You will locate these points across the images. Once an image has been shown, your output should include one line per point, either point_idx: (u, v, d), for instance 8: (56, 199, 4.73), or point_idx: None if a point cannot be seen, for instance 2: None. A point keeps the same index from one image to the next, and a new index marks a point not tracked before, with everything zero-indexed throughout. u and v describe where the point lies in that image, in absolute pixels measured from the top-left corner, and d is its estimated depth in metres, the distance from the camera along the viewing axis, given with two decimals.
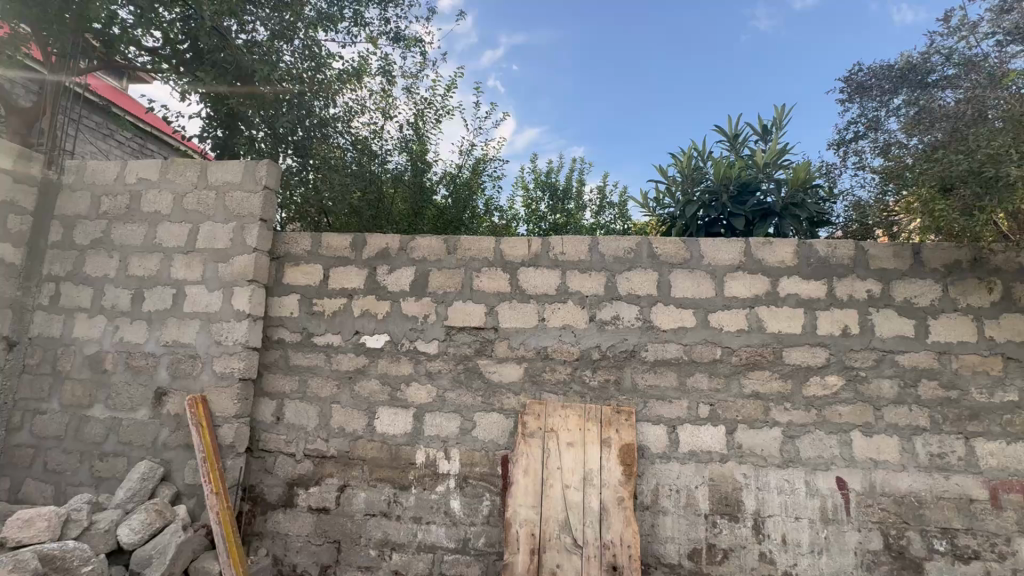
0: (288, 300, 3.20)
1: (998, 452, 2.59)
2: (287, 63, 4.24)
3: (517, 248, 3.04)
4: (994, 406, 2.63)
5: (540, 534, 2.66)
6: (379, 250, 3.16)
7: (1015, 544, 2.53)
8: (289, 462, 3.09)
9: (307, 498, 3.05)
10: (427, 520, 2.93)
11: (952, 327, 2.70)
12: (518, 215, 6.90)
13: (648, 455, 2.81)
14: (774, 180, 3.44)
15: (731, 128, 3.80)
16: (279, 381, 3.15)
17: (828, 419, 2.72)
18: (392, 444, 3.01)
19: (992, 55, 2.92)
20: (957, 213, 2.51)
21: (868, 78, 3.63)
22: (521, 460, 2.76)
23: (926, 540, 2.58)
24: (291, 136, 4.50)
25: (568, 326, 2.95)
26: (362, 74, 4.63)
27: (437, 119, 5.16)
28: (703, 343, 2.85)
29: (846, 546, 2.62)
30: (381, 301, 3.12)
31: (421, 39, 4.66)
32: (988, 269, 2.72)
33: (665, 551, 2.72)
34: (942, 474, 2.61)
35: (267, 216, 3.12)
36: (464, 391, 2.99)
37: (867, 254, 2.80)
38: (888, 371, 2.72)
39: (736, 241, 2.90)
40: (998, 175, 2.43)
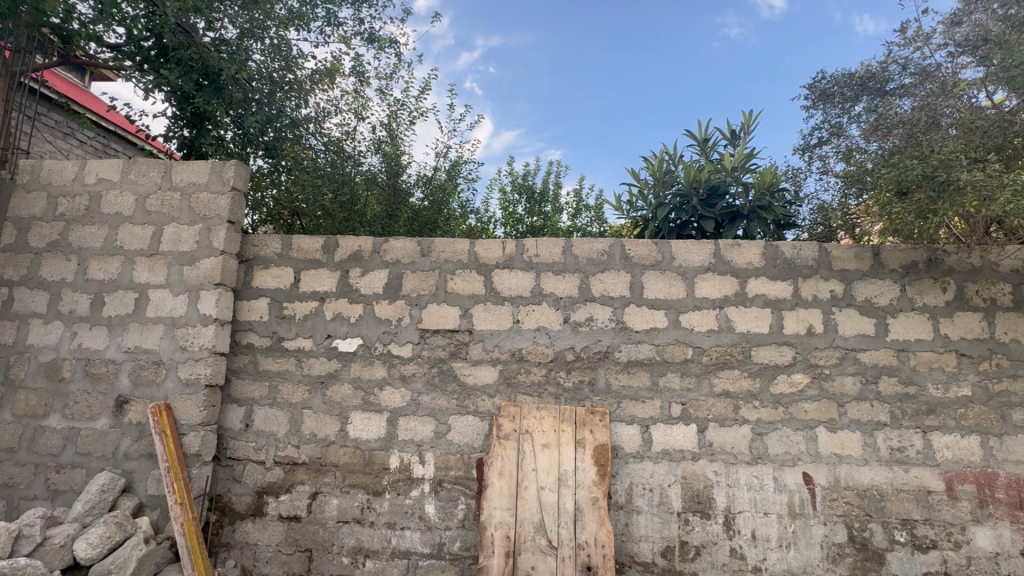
0: (257, 304, 3.13)
1: (953, 445, 2.71)
2: (257, 62, 4.10)
3: (491, 251, 3.04)
4: (949, 401, 2.75)
5: (515, 536, 2.66)
6: (352, 252, 3.12)
7: (969, 533, 2.65)
8: (259, 470, 3.02)
9: (277, 507, 2.98)
10: (401, 525, 2.90)
11: (910, 326, 2.81)
12: (494, 218, 6.91)
13: (622, 455, 2.84)
14: (742, 183, 3.53)
15: (701, 132, 3.89)
16: (248, 387, 3.07)
17: (795, 416, 2.80)
18: (365, 449, 2.97)
19: (944, 66, 3.07)
20: (912, 215, 2.65)
21: (831, 85, 3.68)
22: (497, 463, 2.75)
23: (887, 531, 2.68)
24: (261, 137, 4.24)
25: (543, 327, 2.97)
26: (335, 74, 4.57)
27: (411, 120, 5.14)
28: (674, 343, 2.90)
29: (812, 540, 2.70)
30: (354, 305, 3.08)
31: (395, 40, 4.63)
32: (943, 270, 2.85)
33: (639, 550, 2.75)
34: (902, 468, 2.72)
35: (235, 218, 3.05)
36: (439, 394, 2.98)
37: (830, 256, 2.90)
38: (850, 368, 2.81)
39: (706, 244, 2.96)
40: (949, 179, 2.55)
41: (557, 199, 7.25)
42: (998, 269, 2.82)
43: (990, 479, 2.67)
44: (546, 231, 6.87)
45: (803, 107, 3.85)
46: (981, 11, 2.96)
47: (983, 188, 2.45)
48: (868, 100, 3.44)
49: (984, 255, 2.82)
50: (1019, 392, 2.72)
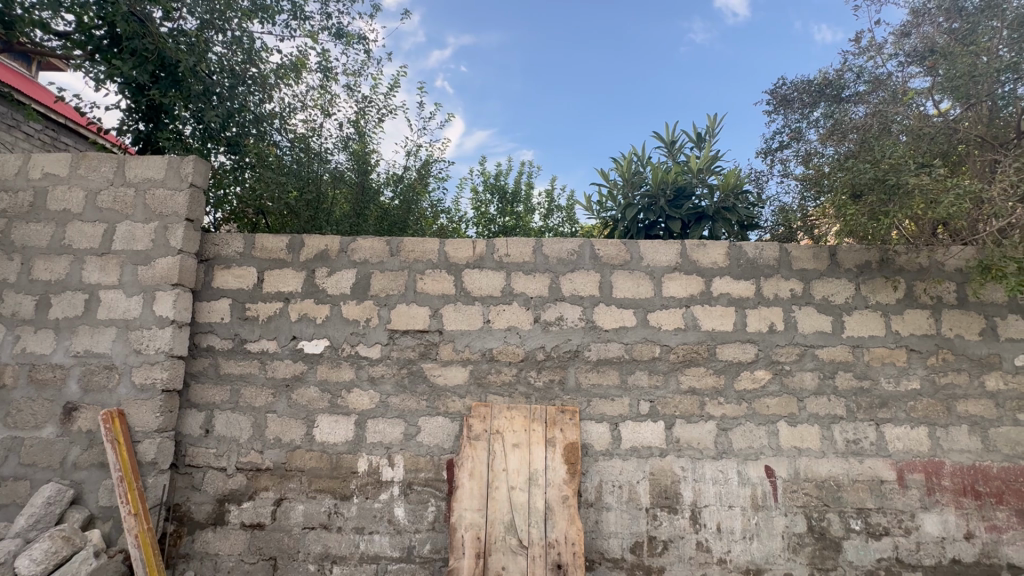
0: (217, 305, 3.02)
1: (903, 436, 2.85)
2: (218, 55, 3.93)
3: (461, 250, 3.03)
4: (901, 394, 2.89)
5: (485, 536, 2.65)
6: (318, 252, 3.05)
7: (918, 519, 2.79)
8: (220, 477, 2.91)
9: (239, 515, 2.89)
10: (370, 530, 2.85)
11: (864, 323, 2.94)
12: (466, 218, 6.89)
13: (592, 453, 2.87)
14: (707, 185, 3.62)
15: (668, 134, 3.98)
16: (208, 392, 2.96)
17: (757, 411, 2.89)
18: (332, 453, 2.91)
19: (895, 75, 3.25)
20: (866, 218, 2.78)
21: (791, 91, 3.76)
22: (467, 463, 2.74)
23: (843, 520, 2.79)
24: (223, 132, 4.09)
25: (513, 327, 2.97)
26: (301, 69, 4.44)
27: (380, 118, 5.06)
28: (642, 342, 2.95)
29: (774, 531, 2.79)
30: (320, 305, 3.01)
31: (363, 36, 4.54)
32: (894, 269, 2.99)
33: (609, 546, 2.78)
34: (857, 459, 2.84)
35: (194, 216, 2.94)
36: (408, 395, 2.94)
37: (790, 256, 3.00)
38: (809, 364, 2.92)
39: (673, 244, 3.02)
40: (898, 184, 2.69)
41: (530, 199, 7.26)
42: (943, 269, 2.98)
43: (937, 468, 2.82)
44: (518, 232, 6.87)
45: (765, 112, 3.92)
46: (929, 24, 3.14)
47: (929, 192, 2.60)
48: (825, 106, 3.57)
49: (931, 255, 2.98)
50: (962, 384, 2.89)
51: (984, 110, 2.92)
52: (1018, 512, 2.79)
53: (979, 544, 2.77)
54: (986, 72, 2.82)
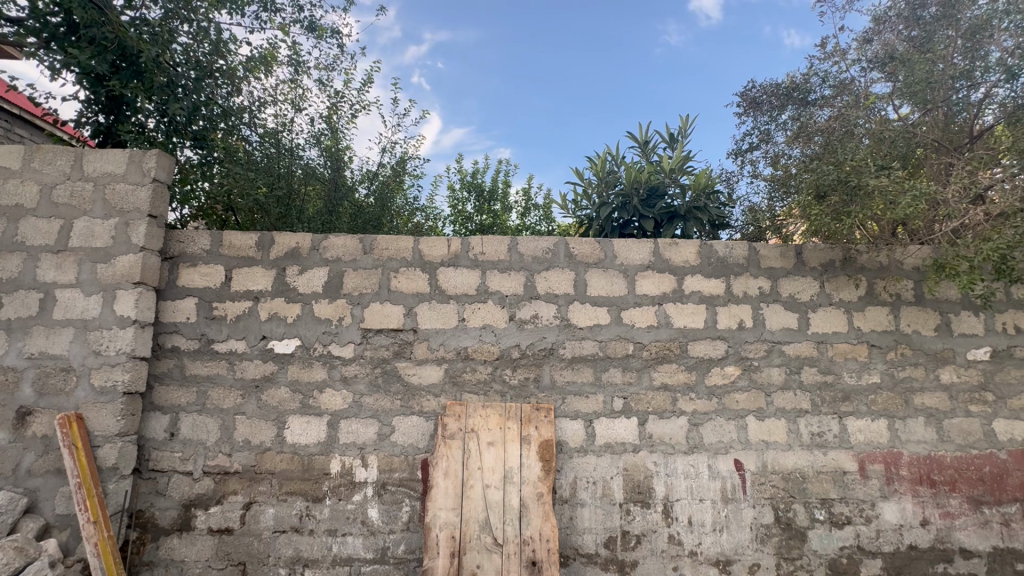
0: (182, 304, 2.93)
1: (864, 428, 2.96)
2: (183, 45, 3.75)
3: (436, 248, 3.00)
4: (862, 388, 3.00)
5: (460, 535, 2.64)
6: (289, 250, 2.99)
7: (878, 508, 2.90)
8: (186, 482, 2.83)
9: (206, 520, 2.81)
10: (343, 532, 2.81)
11: (828, 320, 3.04)
12: (443, 215, 6.85)
13: (566, 450, 2.89)
14: (679, 185, 3.69)
15: (641, 135, 4.05)
16: (172, 394, 2.87)
17: (727, 406, 2.96)
18: (304, 455, 2.86)
19: (858, 80, 3.38)
20: (829, 218, 2.88)
21: (760, 94, 3.85)
22: (442, 463, 2.72)
23: (808, 510, 2.89)
24: (189, 126, 3.86)
25: (489, 325, 2.97)
26: (271, 62, 4.32)
27: (352, 113, 4.98)
28: (616, 339, 2.98)
29: (742, 522, 2.87)
30: (291, 304, 2.95)
31: (336, 30, 4.46)
32: (856, 268, 3.10)
33: (583, 542, 2.81)
34: (821, 451, 2.94)
35: (157, 212, 2.84)
36: (382, 395, 2.91)
37: (759, 255, 3.08)
38: (776, 360, 3.01)
39: (646, 242, 3.06)
40: (860, 185, 2.79)
41: (507, 197, 7.25)
42: (902, 267, 3.11)
43: (895, 458, 2.94)
44: (495, 230, 6.85)
45: (735, 114, 4.01)
46: (889, 31, 3.29)
47: (888, 194, 2.70)
48: (793, 110, 3.67)
49: (890, 254, 3.10)
50: (919, 378, 3.02)
51: (939, 115, 3.11)
52: (969, 499, 2.93)
53: (934, 530, 2.90)
54: (942, 79, 2.98)
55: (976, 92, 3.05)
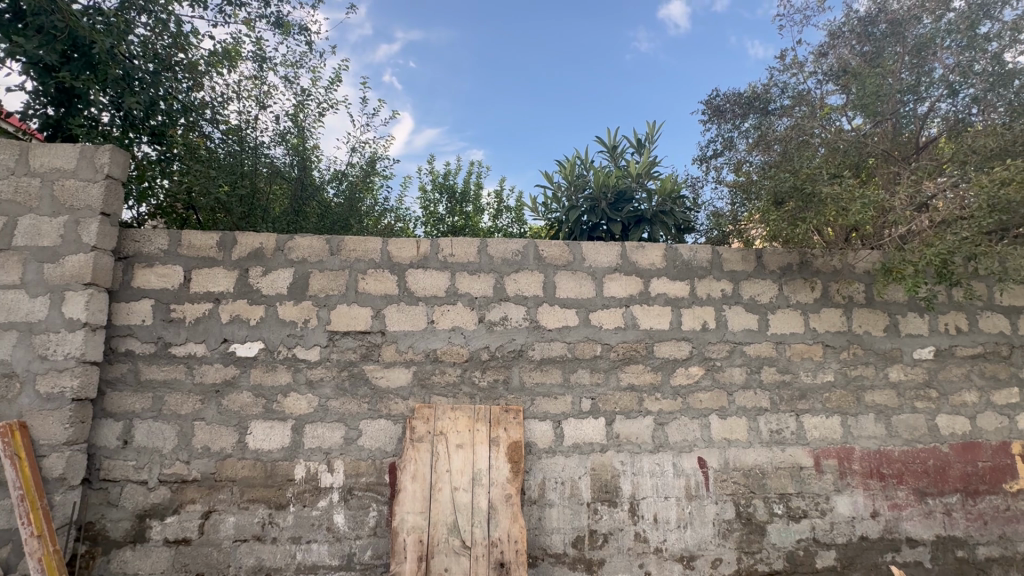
0: (137, 306, 2.81)
1: (819, 426, 3.09)
2: (141, 37, 3.56)
3: (404, 250, 2.98)
4: (817, 386, 3.13)
5: (428, 539, 2.62)
6: (252, 250, 2.90)
7: (832, 501, 3.03)
8: (140, 491, 2.71)
9: (162, 531, 2.70)
10: (307, 539, 2.75)
11: (786, 321, 3.16)
12: (414, 217, 6.79)
13: (535, 451, 2.91)
14: (646, 190, 3.76)
15: (610, 140, 4.14)
16: (126, 400, 2.75)
17: (691, 406, 3.04)
18: (267, 461, 2.78)
19: (815, 91, 3.56)
20: (786, 223, 3.03)
21: (724, 103, 3.96)
22: (410, 466, 2.70)
23: (767, 506, 2.99)
24: (147, 121, 3.68)
25: (458, 327, 2.96)
26: (235, 57, 4.17)
27: (320, 112, 4.87)
28: (585, 341, 3.02)
29: (705, 519, 2.94)
30: (254, 306, 2.87)
31: (303, 27, 4.35)
32: (812, 271, 3.23)
33: (551, 542, 2.83)
34: (779, 448, 3.05)
35: (110, 210, 2.72)
36: (349, 398, 2.86)
37: (721, 258, 3.17)
38: (738, 360, 3.10)
39: (614, 245, 3.12)
40: (814, 193, 2.92)
41: (478, 198, 7.22)
42: (855, 271, 3.26)
43: (847, 453, 3.08)
44: (467, 232, 6.83)
45: (700, 121, 4.12)
46: (844, 46, 3.50)
47: (839, 200, 2.81)
48: (754, 118, 3.82)
49: (844, 258, 3.24)
50: (870, 376, 3.18)
51: (887, 127, 3.30)
52: (915, 490, 3.09)
53: (883, 521, 3.05)
54: (891, 92, 3.14)
55: (922, 106, 3.25)
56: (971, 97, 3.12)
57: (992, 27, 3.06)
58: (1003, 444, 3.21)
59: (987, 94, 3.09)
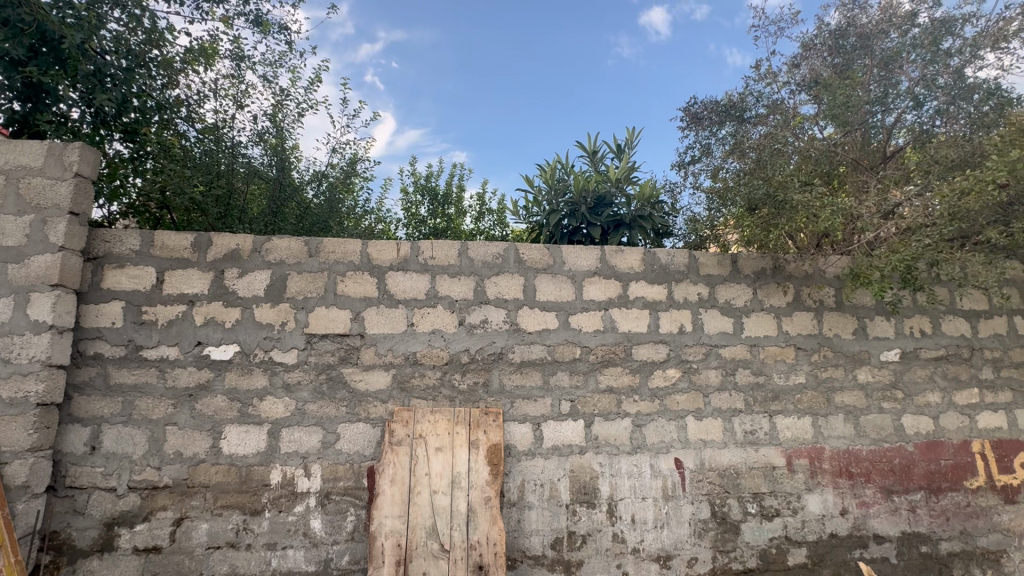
0: (107, 308, 2.73)
1: (791, 426, 3.17)
2: (113, 32, 3.46)
3: (385, 252, 2.96)
4: (790, 388, 3.21)
5: (406, 543, 2.61)
6: (228, 251, 2.85)
7: (803, 500, 3.11)
8: (108, 498, 2.64)
9: (132, 538, 2.63)
10: (283, 545, 2.71)
11: (760, 324, 3.24)
12: (395, 218, 6.73)
13: (514, 453, 2.92)
14: (625, 195, 3.81)
15: (590, 144, 4.19)
16: (94, 405, 2.68)
17: (668, 407, 3.09)
18: (242, 466, 2.73)
19: (788, 100, 3.68)
20: (760, 229, 3.11)
21: (701, 110, 4.03)
22: (388, 470, 2.69)
23: (741, 505, 3.06)
24: (119, 119, 3.58)
25: (438, 330, 2.96)
26: (211, 56, 4.09)
27: (299, 112, 4.80)
28: (564, 343, 3.05)
29: (682, 518, 2.99)
30: (229, 308, 2.82)
31: (283, 26, 4.29)
32: (785, 275, 3.31)
33: (530, 544, 2.85)
34: (753, 448, 3.12)
35: (79, 210, 2.64)
36: (327, 402, 2.83)
37: (698, 263, 3.24)
38: (714, 362, 3.17)
39: (593, 249, 3.15)
40: (785, 200, 3.00)
41: (461, 201, 7.19)
42: (825, 275, 3.35)
43: (818, 453, 3.17)
44: (448, 234, 6.81)
45: (679, 128, 4.19)
46: (816, 57, 3.59)
47: (810, 207, 2.92)
48: (730, 126, 3.89)
49: (815, 263, 3.34)
50: (839, 378, 3.27)
51: (857, 137, 3.39)
52: (881, 488, 3.20)
53: (852, 518, 3.14)
54: (859, 103, 3.24)
55: (889, 116, 3.37)
56: (935, 109, 3.25)
57: (953, 43, 3.21)
58: (964, 442, 3.34)
59: (950, 107, 3.23)
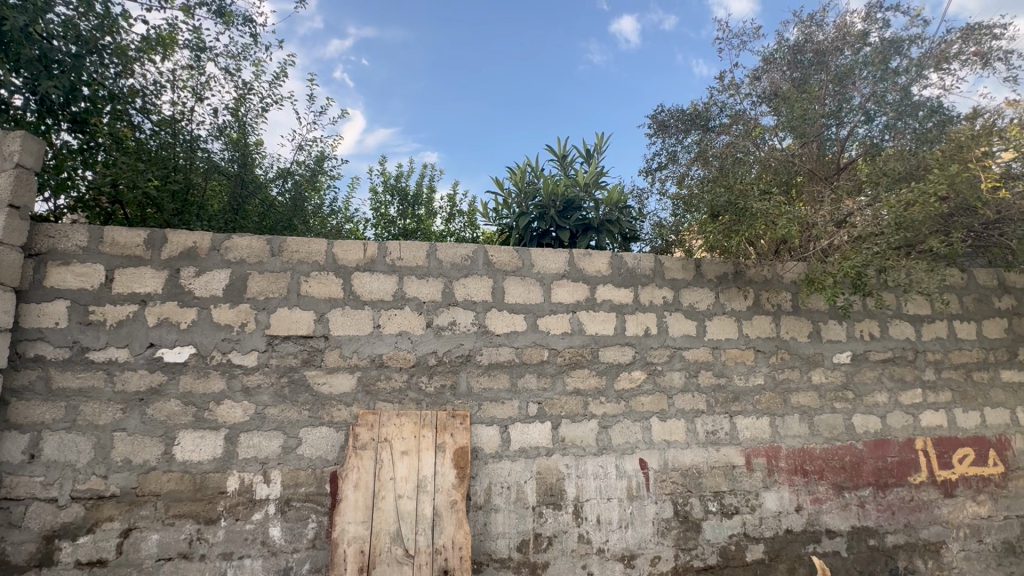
0: (51, 308, 2.57)
1: (750, 426, 3.27)
2: (62, 16, 3.26)
3: (351, 252, 2.90)
4: (749, 389, 3.31)
5: (369, 549, 2.56)
6: (185, 249, 2.73)
7: (761, 497, 3.22)
8: (48, 510, 2.48)
9: (74, 552, 2.48)
10: (239, 555, 2.61)
11: (722, 327, 3.33)
12: (364, 218, 6.61)
13: (481, 456, 2.90)
14: (594, 199, 3.87)
15: (560, 149, 4.23)
16: (34, 410, 2.51)
17: (633, 408, 3.13)
18: (196, 473, 2.62)
19: (750, 111, 3.80)
20: (721, 235, 3.20)
21: (667, 119, 4.13)
22: (352, 475, 2.62)
23: (703, 503, 3.13)
24: (67, 107, 3.37)
25: (405, 332, 2.91)
26: (170, 45, 3.90)
27: (263, 107, 4.64)
28: (532, 346, 3.05)
29: (646, 518, 3.04)
30: (185, 309, 2.70)
31: (247, 18, 4.13)
32: (745, 280, 3.42)
33: (496, 547, 2.83)
34: (714, 448, 3.20)
35: (21, 202, 2.48)
36: (288, 405, 2.74)
37: (663, 267, 3.30)
38: (678, 364, 3.24)
39: (562, 252, 3.17)
40: (746, 208, 3.11)
41: (431, 202, 7.12)
42: (783, 280, 3.48)
43: (775, 452, 3.28)
44: (418, 235, 6.74)
45: (646, 134, 4.27)
46: (776, 71, 3.74)
47: (769, 215, 3.03)
48: (696, 134, 4.01)
49: (773, 269, 3.45)
50: (795, 379, 3.40)
51: (813, 148, 3.54)
52: (833, 485, 3.34)
53: (806, 515, 3.27)
54: (816, 117, 3.40)
55: (842, 129, 3.56)
56: (883, 124, 3.46)
57: (901, 63, 3.40)
58: (908, 440, 3.53)
59: (897, 123, 3.44)
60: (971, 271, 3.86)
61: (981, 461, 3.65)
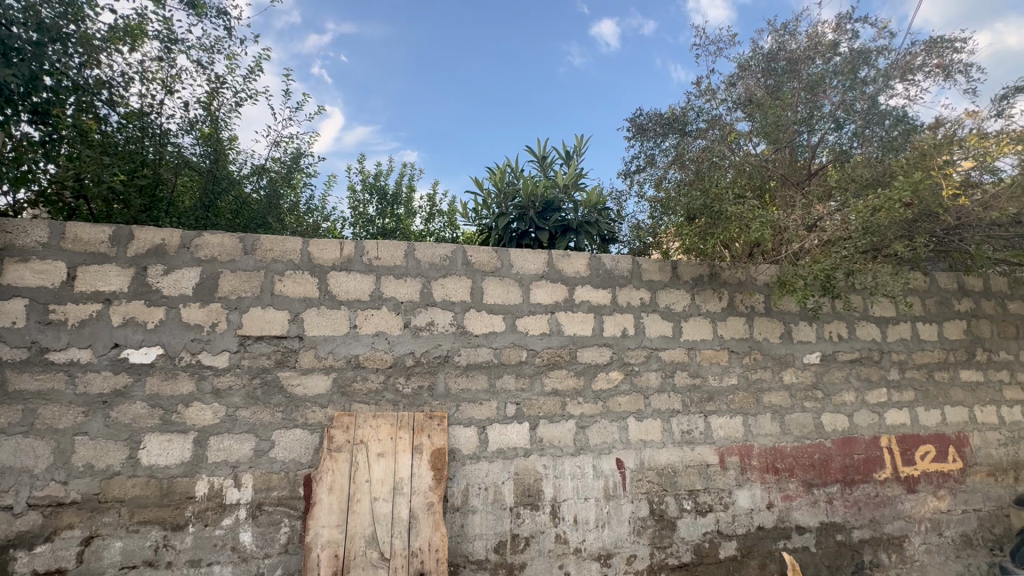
0: (7, 306, 2.45)
1: (723, 425, 3.33)
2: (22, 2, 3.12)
3: (327, 251, 2.84)
4: (723, 389, 3.37)
5: (344, 553, 2.51)
6: (152, 246, 2.64)
7: (734, 495, 3.28)
8: (3, 518, 2.37)
9: (30, 562, 2.37)
10: (208, 561, 2.54)
11: (697, 328, 3.38)
12: (342, 218, 6.50)
13: (459, 457, 2.88)
14: (573, 201, 3.88)
15: (540, 150, 4.23)
16: None
17: (611, 409, 3.16)
18: (163, 478, 2.53)
19: (726, 117, 3.86)
20: (697, 238, 3.25)
21: (646, 122, 4.18)
22: (326, 477, 2.57)
23: (678, 502, 3.17)
24: (27, 98, 3.22)
25: (382, 332, 2.87)
26: (138, 36, 3.76)
27: (237, 101, 4.52)
28: (511, 346, 3.05)
29: (622, 517, 3.07)
30: (152, 308, 2.61)
31: (220, 9, 4.00)
32: (720, 282, 3.48)
33: (473, 548, 2.82)
34: (689, 447, 3.25)
35: None
36: (261, 407, 2.67)
37: (641, 268, 3.34)
38: (654, 365, 3.27)
39: (541, 253, 3.18)
40: (721, 211, 3.17)
41: (411, 202, 7.05)
42: (756, 282, 3.55)
43: (748, 450, 3.34)
44: (397, 235, 6.66)
45: (625, 137, 4.31)
46: (751, 78, 3.79)
47: (743, 219, 3.10)
48: (673, 138, 4.07)
49: (747, 271, 3.52)
50: (768, 379, 3.47)
51: (786, 154, 3.62)
52: (803, 482, 3.42)
53: (777, 511, 3.34)
54: (788, 123, 3.48)
55: (813, 136, 3.64)
56: (852, 132, 3.58)
57: (869, 72, 3.54)
58: (874, 437, 3.64)
59: (866, 131, 3.55)
60: (933, 274, 4.00)
61: (941, 457, 3.79)
